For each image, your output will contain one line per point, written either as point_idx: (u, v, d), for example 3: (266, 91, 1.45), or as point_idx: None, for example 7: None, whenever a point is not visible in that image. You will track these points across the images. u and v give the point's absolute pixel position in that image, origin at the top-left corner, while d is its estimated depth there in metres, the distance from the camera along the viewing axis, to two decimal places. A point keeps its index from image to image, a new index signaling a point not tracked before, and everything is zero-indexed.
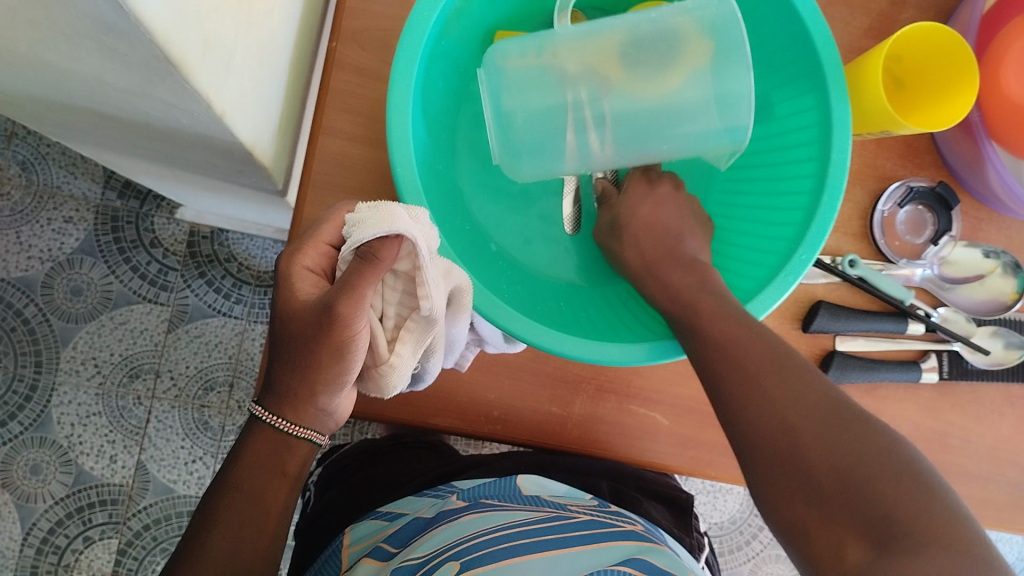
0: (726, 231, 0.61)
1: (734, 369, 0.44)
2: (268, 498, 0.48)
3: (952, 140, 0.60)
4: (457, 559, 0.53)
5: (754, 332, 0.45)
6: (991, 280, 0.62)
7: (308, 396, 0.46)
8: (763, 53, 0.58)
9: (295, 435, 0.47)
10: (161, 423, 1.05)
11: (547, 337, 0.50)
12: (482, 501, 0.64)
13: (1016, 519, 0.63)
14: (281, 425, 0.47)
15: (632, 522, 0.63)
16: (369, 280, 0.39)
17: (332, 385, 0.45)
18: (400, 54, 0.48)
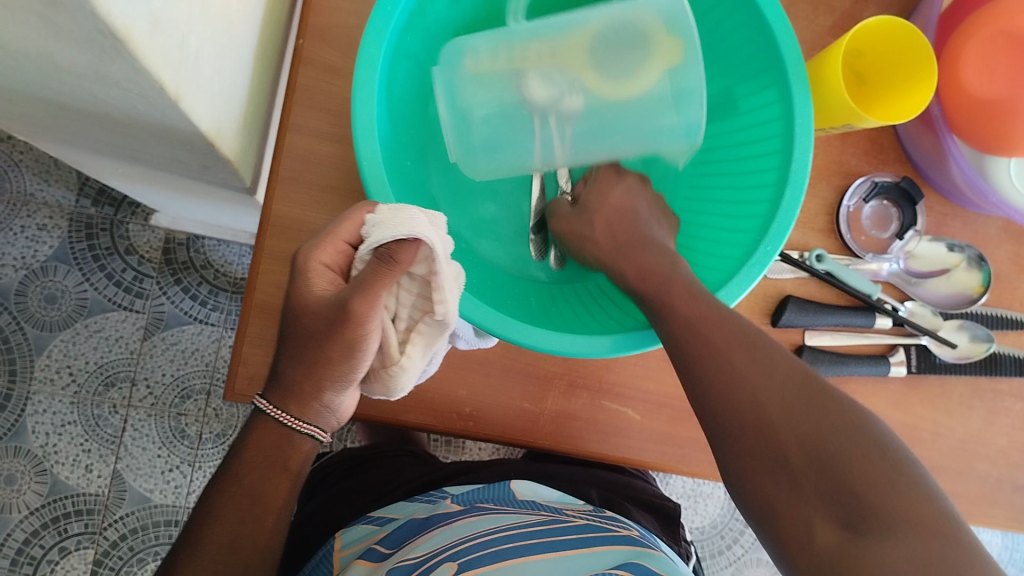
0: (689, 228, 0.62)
1: (703, 346, 0.43)
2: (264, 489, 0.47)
3: (915, 134, 0.61)
4: (454, 559, 0.53)
5: (720, 319, 0.44)
6: (956, 274, 0.63)
7: (314, 391, 0.45)
8: (725, 49, 0.59)
9: (297, 430, 0.46)
10: (138, 432, 1.04)
11: (516, 329, 0.50)
12: (479, 506, 0.64)
13: (986, 512, 0.64)
14: (284, 419, 0.46)
15: (628, 527, 0.64)
16: (385, 281, 0.41)
17: (337, 383, 0.44)
18: (364, 48, 0.48)
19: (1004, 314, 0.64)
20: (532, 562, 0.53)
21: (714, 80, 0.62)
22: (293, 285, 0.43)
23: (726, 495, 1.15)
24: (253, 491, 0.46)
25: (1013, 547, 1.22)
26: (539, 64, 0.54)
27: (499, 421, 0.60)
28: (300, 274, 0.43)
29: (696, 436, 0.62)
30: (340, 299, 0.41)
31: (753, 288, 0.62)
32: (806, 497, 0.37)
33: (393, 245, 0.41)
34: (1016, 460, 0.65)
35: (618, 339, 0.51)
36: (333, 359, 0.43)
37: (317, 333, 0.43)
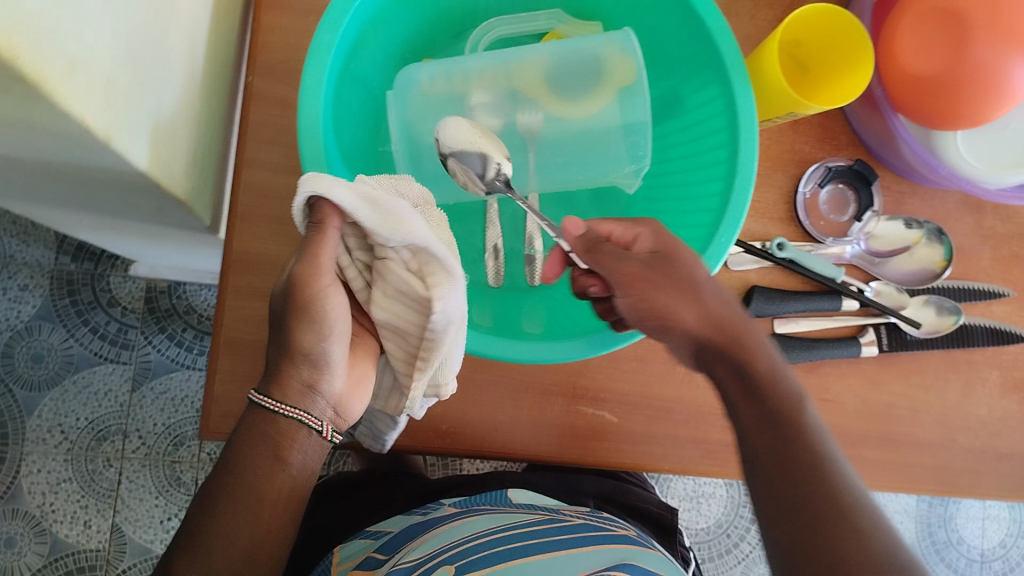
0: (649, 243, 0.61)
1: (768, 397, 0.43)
2: (252, 485, 0.43)
3: (863, 117, 0.62)
4: (451, 563, 0.54)
5: (825, 452, 0.40)
6: (918, 250, 0.64)
7: (289, 370, 0.43)
8: (658, 54, 0.60)
9: (284, 415, 0.43)
10: (133, 484, 1.04)
11: (481, 342, 0.51)
12: (476, 507, 0.66)
13: (965, 482, 0.65)
14: (270, 404, 0.44)
15: (626, 527, 0.64)
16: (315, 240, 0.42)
17: (310, 358, 0.43)
18: (305, 80, 0.48)
19: (974, 286, 0.65)
20: (535, 563, 0.53)
21: (656, 82, 0.62)
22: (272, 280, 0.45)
23: (728, 494, 1.15)
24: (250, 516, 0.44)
25: (1022, 519, 1.23)
26: (486, 89, 0.57)
27: (481, 435, 0.60)
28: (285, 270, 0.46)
29: (675, 433, 0.62)
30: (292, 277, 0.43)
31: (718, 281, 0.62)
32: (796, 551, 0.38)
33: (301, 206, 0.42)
34: (993, 429, 0.66)
35: (594, 338, 0.51)
36: (300, 336, 0.43)
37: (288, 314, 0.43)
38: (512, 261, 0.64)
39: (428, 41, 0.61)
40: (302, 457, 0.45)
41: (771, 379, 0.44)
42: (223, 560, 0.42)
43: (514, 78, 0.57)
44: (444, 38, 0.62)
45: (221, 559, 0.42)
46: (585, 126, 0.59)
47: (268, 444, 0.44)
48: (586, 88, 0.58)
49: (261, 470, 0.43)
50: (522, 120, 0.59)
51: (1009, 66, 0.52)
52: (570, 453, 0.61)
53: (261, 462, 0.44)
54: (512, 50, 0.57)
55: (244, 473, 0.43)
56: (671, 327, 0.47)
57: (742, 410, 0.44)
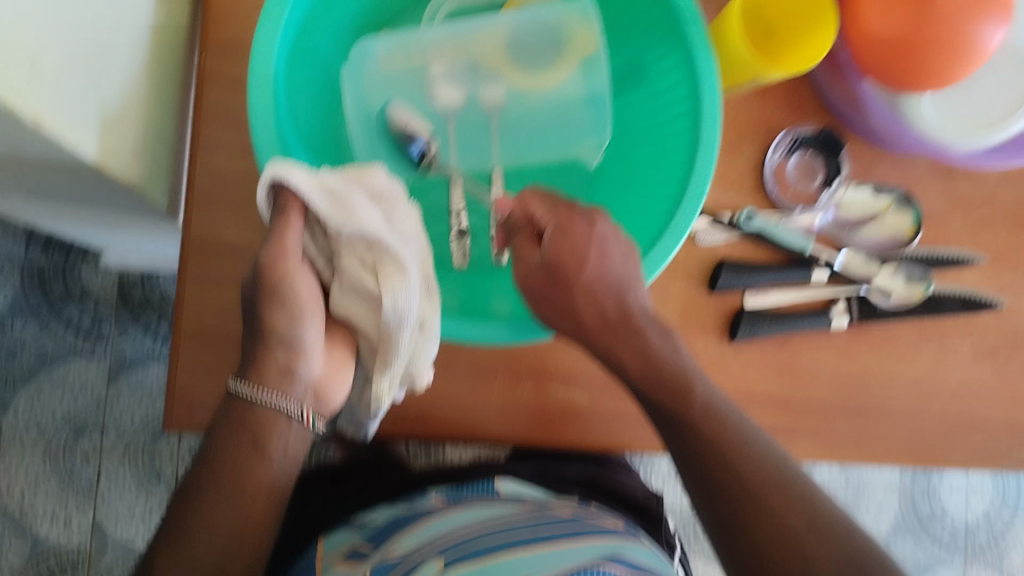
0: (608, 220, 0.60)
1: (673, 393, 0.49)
2: (231, 470, 0.44)
3: (832, 86, 0.61)
4: (441, 555, 0.53)
5: (732, 439, 0.48)
6: (887, 218, 0.64)
7: (265, 353, 0.43)
8: (618, 25, 0.59)
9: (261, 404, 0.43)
10: (112, 479, 1.03)
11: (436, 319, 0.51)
12: (463, 497, 0.66)
13: (935, 450, 0.65)
14: (248, 391, 0.43)
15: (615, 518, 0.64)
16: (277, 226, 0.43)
17: (285, 340, 0.43)
18: (253, 64, 0.47)
19: (945, 254, 0.65)
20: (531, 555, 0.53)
21: (615, 55, 0.61)
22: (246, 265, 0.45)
23: None
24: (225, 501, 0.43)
25: (1004, 489, 1.23)
26: (445, 61, 0.57)
27: (455, 418, 0.60)
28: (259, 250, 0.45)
29: None
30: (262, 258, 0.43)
31: (687, 255, 0.62)
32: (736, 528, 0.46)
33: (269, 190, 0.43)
34: (966, 398, 0.65)
35: (513, 325, 0.51)
36: (271, 319, 0.43)
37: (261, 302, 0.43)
38: None
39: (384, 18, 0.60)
40: (285, 444, 0.45)
41: (680, 386, 0.49)
42: (207, 544, 0.43)
43: (473, 49, 0.57)
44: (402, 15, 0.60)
45: (202, 549, 0.43)
46: (546, 98, 0.59)
47: (248, 434, 0.44)
48: (547, 60, 0.58)
49: (241, 459, 0.44)
50: (484, 92, 0.59)
51: (974, 34, 0.52)
52: (542, 432, 0.61)
53: (239, 451, 0.44)
54: (471, 21, 0.57)
55: (223, 457, 0.44)
56: (576, 310, 0.50)
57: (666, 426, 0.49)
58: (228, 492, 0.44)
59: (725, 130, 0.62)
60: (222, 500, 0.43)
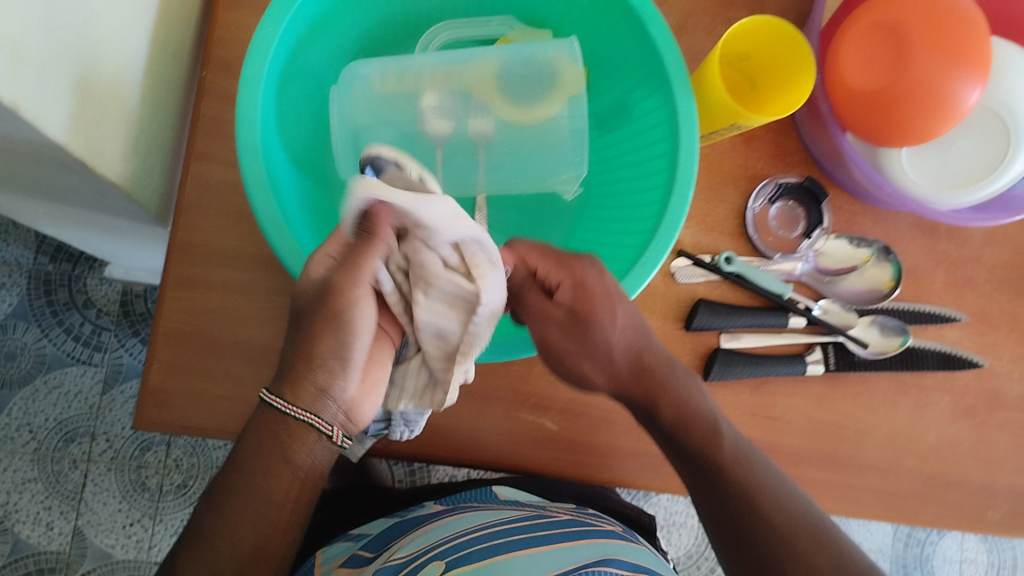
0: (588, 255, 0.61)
1: (703, 432, 0.51)
2: (261, 483, 0.43)
3: (816, 137, 0.62)
4: (441, 559, 0.57)
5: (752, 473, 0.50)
6: (867, 269, 0.64)
7: (305, 372, 0.43)
8: (606, 62, 0.61)
9: (294, 418, 0.43)
10: (98, 487, 1.04)
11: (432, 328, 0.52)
12: (461, 506, 0.69)
13: (910, 508, 0.64)
14: (282, 406, 0.43)
15: (610, 522, 0.68)
16: (366, 254, 0.42)
17: (334, 359, 0.43)
18: (245, 72, 0.49)
19: (926, 309, 0.65)
20: (532, 554, 0.57)
21: (604, 90, 0.63)
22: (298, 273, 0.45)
23: (701, 524, 1.13)
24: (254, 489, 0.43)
25: (999, 565, 1.20)
26: (437, 89, 0.58)
27: (427, 435, 0.60)
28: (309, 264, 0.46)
29: (615, 443, 0.62)
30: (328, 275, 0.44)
31: (665, 293, 0.62)
32: (739, 549, 0.49)
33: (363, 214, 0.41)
34: (942, 454, 0.65)
35: (497, 346, 0.53)
36: (328, 336, 0.43)
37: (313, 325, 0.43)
38: None
39: (383, 43, 0.62)
40: (312, 458, 0.44)
41: (705, 427, 0.51)
42: (230, 551, 0.42)
43: (465, 79, 0.58)
44: (400, 42, 0.62)
45: (222, 558, 0.42)
46: (533, 132, 0.60)
47: (277, 444, 0.43)
48: (536, 95, 0.59)
49: (267, 469, 0.43)
50: (472, 125, 0.60)
51: (944, 83, 0.52)
52: (509, 456, 0.61)
53: (268, 461, 0.43)
54: (464, 51, 0.58)
55: (250, 467, 0.43)
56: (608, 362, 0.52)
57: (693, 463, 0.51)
58: (246, 496, 0.43)
59: (708, 175, 0.63)
60: (240, 505, 0.43)
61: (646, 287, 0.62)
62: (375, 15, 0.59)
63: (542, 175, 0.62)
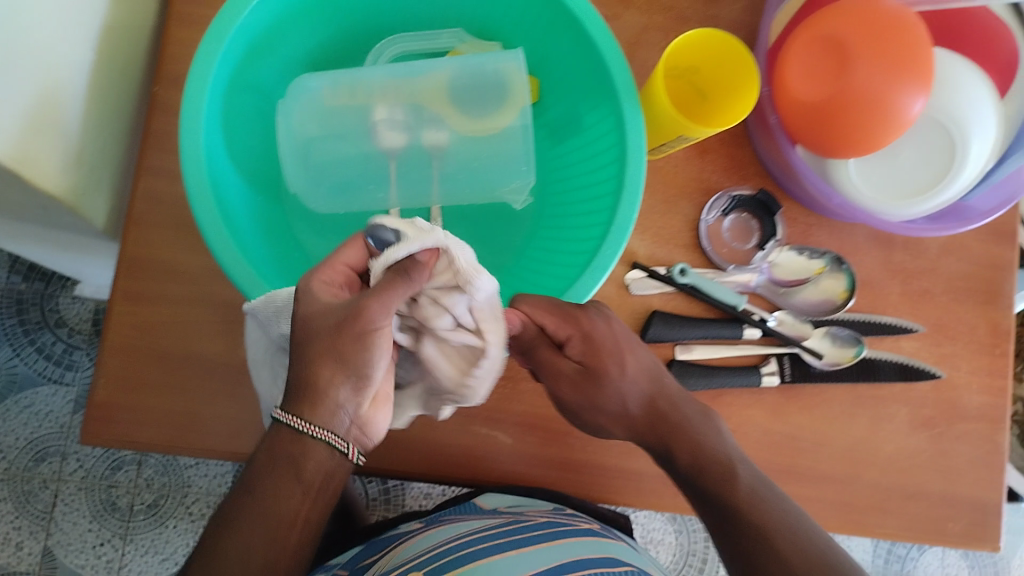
0: (545, 267, 0.60)
1: (719, 468, 0.50)
2: (275, 505, 0.42)
3: (770, 149, 0.62)
4: (420, 568, 0.59)
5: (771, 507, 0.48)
6: (821, 280, 0.65)
7: (324, 388, 0.42)
8: (556, 73, 0.61)
9: (313, 437, 0.42)
10: (69, 506, 1.03)
11: None
12: (439, 519, 0.72)
13: (867, 521, 0.64)
14: (299, 425, 0.42)
15: (589, 521, 0.69)
16: (399, 290, 0.41)
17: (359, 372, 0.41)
18: (189, 81, 0.49)
19: (882, 320, 0.65)
20: (510, 556, 0.59)
21: (556, 101, 0.63)
22: (298, 299, 0.43)
23: (677, 540, 1.12)
24: (265, 514, 0.42)
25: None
26: (387, 101, 0.58)
27: (382, 450, 0.60)
28: (303, 294, 0.44)
29: (569, 455, 0.62)
30: (348, 303, 0.41)
31: (620, 306, 0.62)
32: None
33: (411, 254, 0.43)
34: (900, 466, 0.65)
35: None
36: (353, 355, 0.41)
37: (323, 345, 0.41)
38: None
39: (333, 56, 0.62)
40: (325, 475, 0.43)
41: (720, 466, 0.50)
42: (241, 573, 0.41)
43: (417, 92, 0.58)
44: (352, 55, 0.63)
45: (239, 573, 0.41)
46: (486, 143, 0.59)
47: (288, 464, 0.42)
48: (489, 106, 0.58)
49: (278, 489, 0.42)
50: (426, 137, 0.59)
51: (888, 91, 0.52)
52: (465, 471, 0.61)
53: (280, 484, 0.42)
54: (414, 63, 0.58)
55: (262, 487, 0.42)
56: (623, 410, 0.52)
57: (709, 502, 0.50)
58: (256, 518, 0.42)
59: (663, 188, 0.64)
60: (251, 526, 0.41)
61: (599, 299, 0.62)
62: (323, 29, 0.59)
63: (492, 186, 0.62)
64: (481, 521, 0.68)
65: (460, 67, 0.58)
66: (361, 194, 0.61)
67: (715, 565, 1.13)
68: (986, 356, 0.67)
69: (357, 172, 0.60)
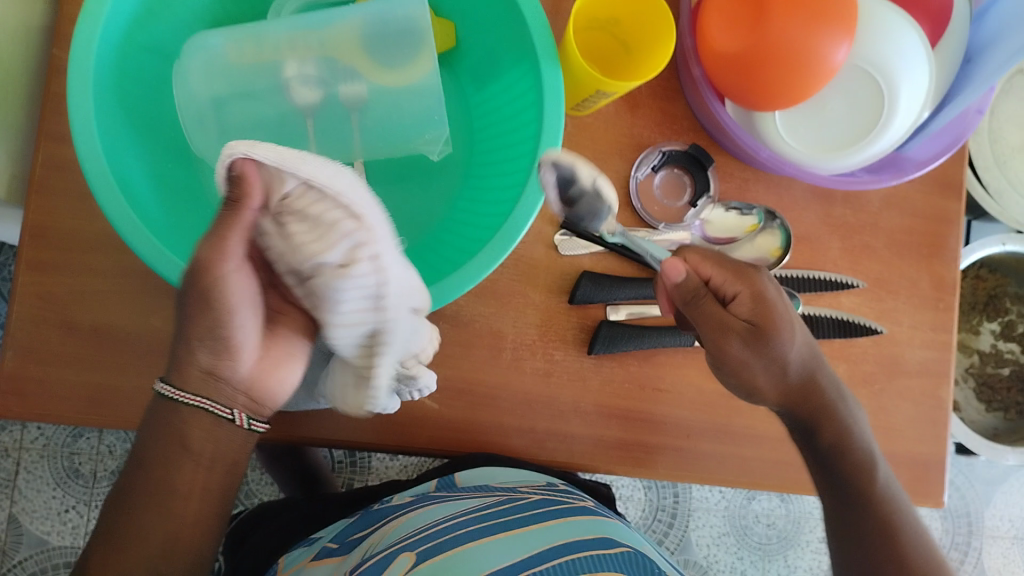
0: (464, 225, 0.57)
1: (851, 465, 0.54)
2: (164, 479, 0.43)
3: (697, 102, 0.60)
4: (411, 551, 0.55)
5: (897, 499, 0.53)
6: (755, 238, 0.63)
7: (187, 352, 0.42)
8: (467, 21, 0.59)
9: (186, 404, 0.42)
10: (31, 475, 1.01)
11: None
12: (430, 496, 0.67)
13: (802, 477, 0.64)
14: (174, 394, 0.42)
15: (581, 498, 0.66)
16: (234, 224, 0.39)
17: (216, 337, 0.41)
18: (74, 49, 0.47)
19: (820, 276, 0.63)
20: (503, 539, 0.55)
21: (471, 53, 0.60)
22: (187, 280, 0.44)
23: (647, 496, 1.11)
24: (160, 483, 0.43)
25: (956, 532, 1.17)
26: (295, 54, 0.55)
27: (290, 419, 0.58)
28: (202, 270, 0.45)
29: (494, 419, 0.60)
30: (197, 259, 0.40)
31: (548, 267, 0.61)
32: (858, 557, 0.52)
33: (227, 180, 0.39)
34: None
35: None
36: (203, 320, 0.40)
37: (189, 314, 0.41)
38: None
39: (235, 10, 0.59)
40: (215, 446, 0.44)
41: (861, 459, 0.54)
42: (139, 547, 0.43)
43: (326, 44, 0.56)
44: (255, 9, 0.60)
45: (137, 547, 0.43)
46: (403, 94, 0.57)
47: (175, 439, 0.43)
48: (405, 56, 0.56)
49: (167, 461, 0.43)
50: (341, 90, 0.57)
51: (803, 38, 0.50)
52: (390, 438, 0.60)
53: (168, 452, 0.43)
54: (320, 13, 0.56)
55: (156, 461, 0.43)
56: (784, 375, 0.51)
57: (836, 488, 0.54)
58: (151, 490, 0.43)
59: (592, 145, 0.61)
60: (148, 505, 0.43)
61: (526, 261, 0.60)
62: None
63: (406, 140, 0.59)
64: (474, 500, 0.63)
65: (370, 15, 0.55)
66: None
67: (684, 520, 1.13)
68: (931, 310, 0.65)
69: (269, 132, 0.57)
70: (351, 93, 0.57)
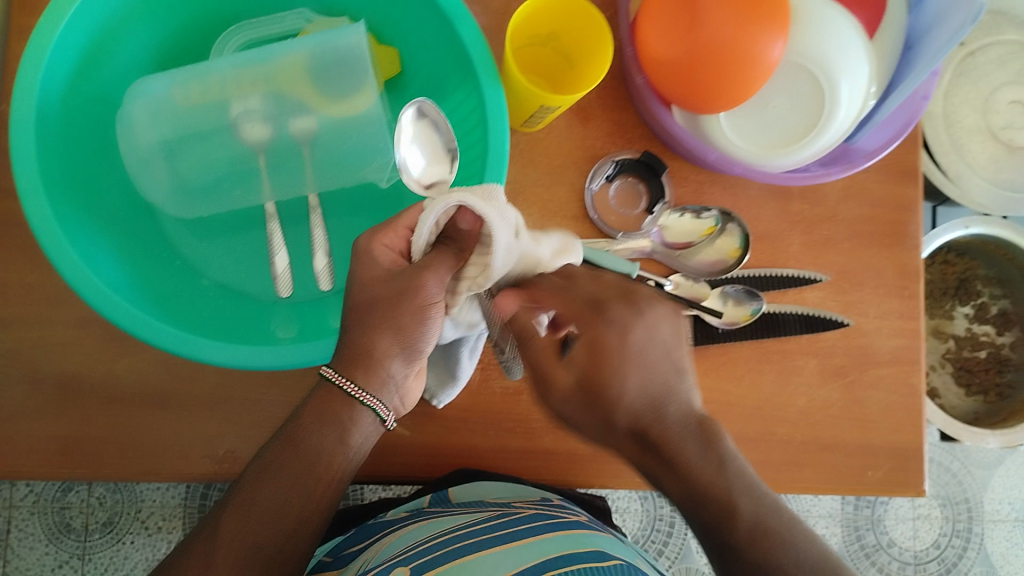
0: None
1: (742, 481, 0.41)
2: (310, 462, 0.44)
3: (644, 110, 0.60)
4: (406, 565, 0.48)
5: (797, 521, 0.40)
6: (714, 241, 0.63)
7: (372, 349, 0.44)
8: (411, 45, 0.59)
9: (360, 402, 0.44)
10: (23, 532, 0.95)
11: (231, 352, 0.47)
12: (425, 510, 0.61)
13: (785, 477, 0.63)
14: (348, 387, 0.44)
15: (578, 513, 0.58)
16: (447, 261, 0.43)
17: (408, 345, 0.44)
18: (14, 105, 0.47)
19: (781, 273, 0.63)
20: (503, 551, 0.48)
21: (417, 77, 0.60)
22: (358, 261, 0.44)
23: (644, 505, 1.09)
24: (302, 457, 0.44)
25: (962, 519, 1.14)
26: (240, 92, 0.56)
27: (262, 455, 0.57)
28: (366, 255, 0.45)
29: (467, 441, 0.60)
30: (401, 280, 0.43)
31: None
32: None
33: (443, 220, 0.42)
34: (813, 418, 0.64)
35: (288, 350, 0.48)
36: (409, 328, 0.44)
37: (371, 321, 0.44)
38: (299, 265, 0.58)
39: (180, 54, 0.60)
40: (362, 436, 0.46)
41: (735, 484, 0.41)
42: (270, 529, 0.43)
43: (270, 79, 0.56)
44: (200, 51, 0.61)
45: (264, 531, 0.42)
46: (350, 123, 0.57)
47: (336, 426, 0.44)
48: (350, 85, 0.57)
49: (323, 446, 0.44)
50: (288, 124, 0.57)
51: (738, 40, 0.51)
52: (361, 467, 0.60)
53: (325, 438, 0.44)
54: (261, 50, 0.56)
55: (308, 444, 0.44)
56: (608, 416, 0.42)
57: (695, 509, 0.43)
58: (298, 474, 0.43)
59: (546, 160, 0.61)
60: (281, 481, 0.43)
61: None
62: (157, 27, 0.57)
63: (355, 168, 0.59)
64: (470, 513, 0.57)
65: (311, 48, 0.55)
66: (225, 196, 0.58)
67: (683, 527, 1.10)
68: (897, 299, 0.65)
69: (222, 171, 0.58)
70: (301, 126, 0.57)
